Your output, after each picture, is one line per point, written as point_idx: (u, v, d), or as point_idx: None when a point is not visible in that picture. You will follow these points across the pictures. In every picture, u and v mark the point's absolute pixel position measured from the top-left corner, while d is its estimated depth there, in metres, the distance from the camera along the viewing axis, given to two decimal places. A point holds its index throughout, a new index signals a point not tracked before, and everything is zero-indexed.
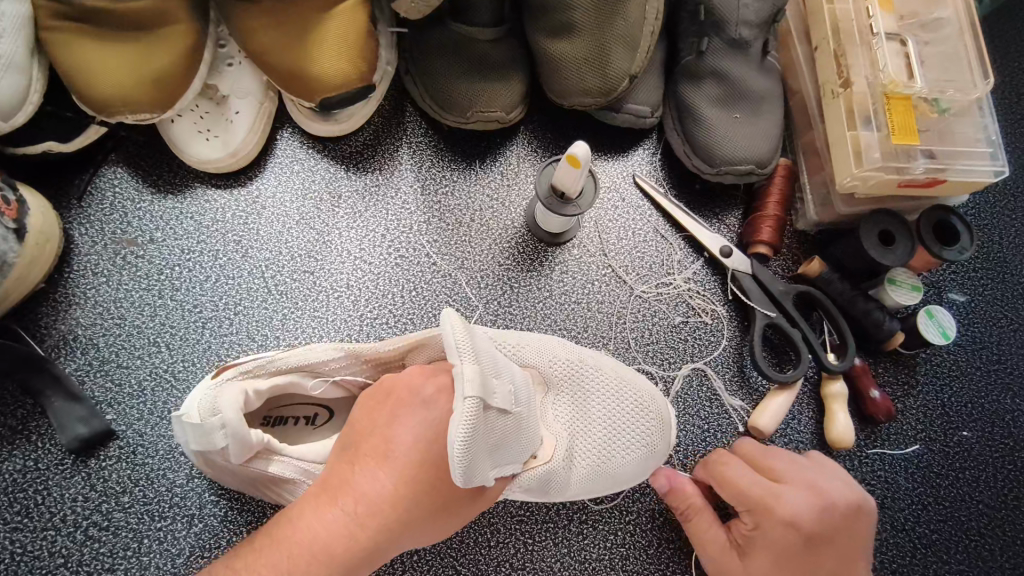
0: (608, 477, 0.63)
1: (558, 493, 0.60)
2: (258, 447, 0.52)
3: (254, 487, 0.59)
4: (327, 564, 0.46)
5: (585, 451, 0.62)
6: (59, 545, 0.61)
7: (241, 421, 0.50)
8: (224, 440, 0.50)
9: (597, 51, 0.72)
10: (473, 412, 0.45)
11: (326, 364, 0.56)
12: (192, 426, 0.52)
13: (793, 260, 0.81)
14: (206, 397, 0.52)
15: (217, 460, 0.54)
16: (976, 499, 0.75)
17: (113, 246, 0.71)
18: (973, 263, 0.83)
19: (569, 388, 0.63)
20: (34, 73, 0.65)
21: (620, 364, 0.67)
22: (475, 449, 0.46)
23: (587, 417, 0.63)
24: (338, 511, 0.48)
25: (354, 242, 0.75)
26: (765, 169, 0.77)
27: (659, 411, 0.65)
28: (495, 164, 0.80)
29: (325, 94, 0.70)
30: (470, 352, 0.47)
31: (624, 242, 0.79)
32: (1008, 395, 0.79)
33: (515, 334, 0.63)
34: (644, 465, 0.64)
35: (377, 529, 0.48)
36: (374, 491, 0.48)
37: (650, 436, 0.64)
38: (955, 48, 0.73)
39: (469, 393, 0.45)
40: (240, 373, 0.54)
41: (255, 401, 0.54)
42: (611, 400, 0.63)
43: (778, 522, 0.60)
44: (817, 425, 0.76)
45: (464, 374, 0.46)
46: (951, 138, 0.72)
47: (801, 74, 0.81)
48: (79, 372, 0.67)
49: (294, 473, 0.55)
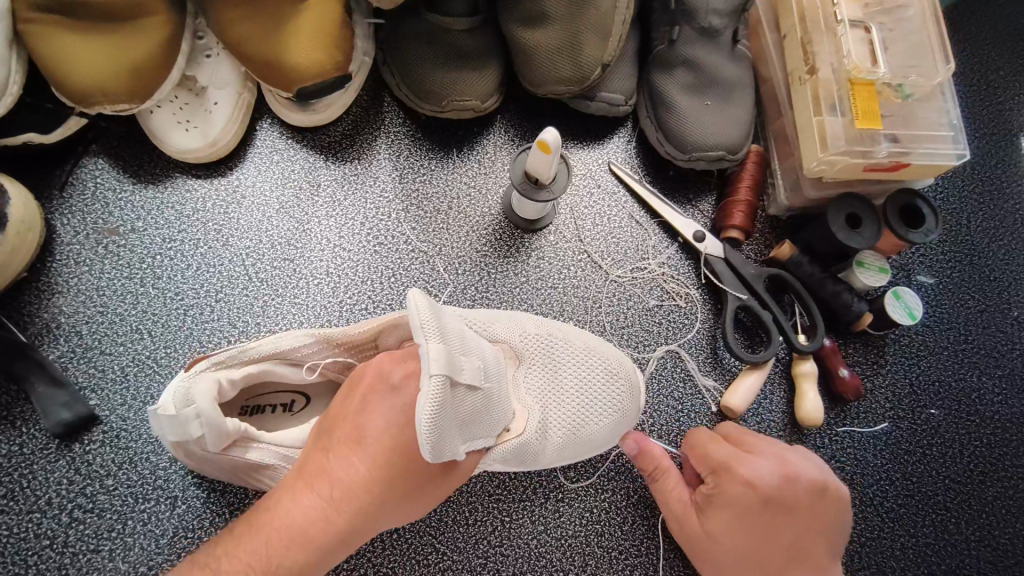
0: (580, 443, 0.65)
1: (534, 462, 0.62)
2: (236, 435, 0.53)
3: (237, 476, 0.61)
4: (304, 547, 0.48)
5: (558, 422, 0.63)
6: (45, 527, 0.63)
7: (216, 409, 0.51)
8: (199, 429, 0.51)
9: (569, 40, 0.74)
10: (440, 390, 0.46)
11: (298, 350, 0.57)
12: (167, 417, 0.53)
13: (764, 245, 0.83)
14: (179, 388, 0.53)
15: (195, 449, 0.56)
16: (942, 475, 0.77)
17: (96, 235, 0.72)
18: (941, 246, 0.85)
19: (539, 358, 0.64)
20: (13, 65, 0.66)
21: (589, 336, 0.69)
22: (443, 425, 0.47)
23: (560, 389, 0.64)
24: (314, 497, 0.49)
25: (333, 230, 0.76)
26: (736, 155, 0.79)
27: (627, 377, 0.67)
28: (472, 152, 0.81)
29: (301, 83, 0.71)
30: (434, 332, 0.48)
31: (599, 228, 0.81)
32: (975, 374, 0.81)
33: (486, 314, 0.65)
34: (615, 430, 0.66)
35: (351, 514, 0.49)
36: (348, 476, 0.50)
37: (621, 401, 0.66)
38: (919, 34, 0.75)
39: (435, 371, 0.46)
40: (213, 364, 0.54)
41: (229, 390, 0.55)
42: (581, 368, 0.65)
43: (739, 485, 0.61)
44: (788, 405, 0.77)
45: (429, 353, 0.47)
46: (914, 123, 0.74)
47: (771, 62, 0.83)
48: (63, 359, 0.68)
49: (274, 459, 0.57)
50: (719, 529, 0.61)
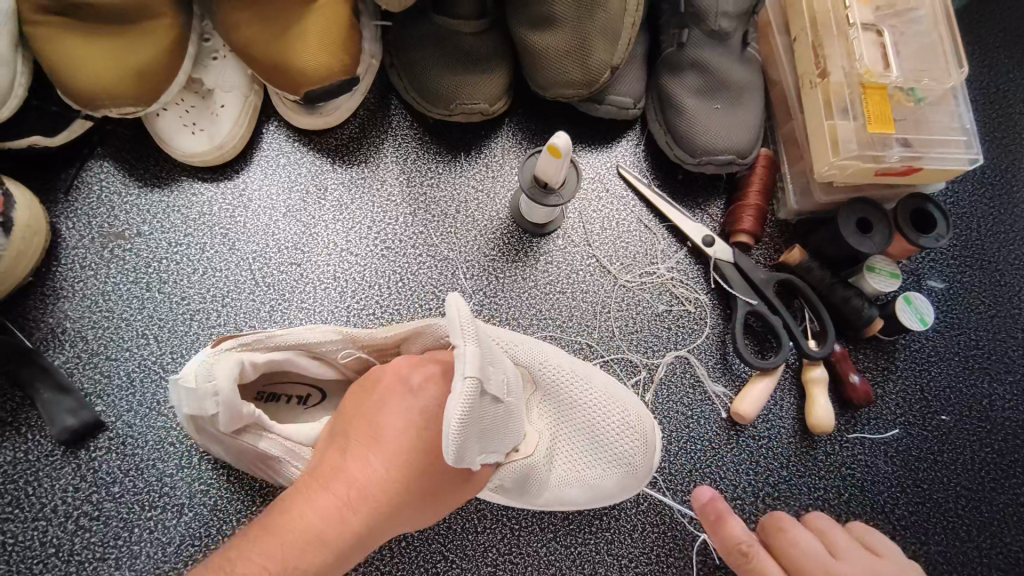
0: (582, 485, 0.66)
1: (534, 495, 0.65)
2: (248, 420, 0.53)
3: (248, 463, 0.61)
4: (319, 551, 0.45)
5: (564, 456, 0.66)
6: (50, 534, 0.62)
7: (234, 393, 0.51)
8: (214, 407, 0.51)
9: (578, 43, 0.73)
10: (471, 393, 0.46)
11: (324, 346, 0.57)
12: (185, 390, 0.53)
13: (773, 249, 0.82)
14: (201, 363, 0.52)
15: (209, 427, 0.56)
16: (953, 482, 0.77)
17: (101, 239, 0.71)
18: (951, 251, 0.84)
19: (555, 389, 0.64)
20: (18, 68, 0.65)
21: (613, 382, 0.67)
22: (468, 430, 0.46)
23: (570, 424, 0.65)
24: (329, 496, 0.47)
25: (340, 234, 0.76)
26: (745, 159, 0.78)
27: (647, 436, 0.64)
28: (480, 156, 0.80)
29: (308, 86, 0.71)
30: (473, 336, 0.48)
31: (608, 232, 0.80)
32: (985, 380, 0.80)
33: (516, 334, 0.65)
34: (619, 481, 0.65)
35: (368, 516, 0.48)
36: (366, 476, 0.49)
37: (629, 457, 0.64)
38: (931, 37, 0.74)
39: (468, 373, 0.46)
40: (238, 345, 0.54)
41: (250, 372, 0.55)
42: (593, 411, 0.63)
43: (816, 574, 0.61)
44: (798, 411, 0.77)
45: (466, 357, 0.46)
46: (926, 127, 0.73)
47: (781, 65, 0.82)
48: (68, 364, 0.67)
49: (278, 451, 0.56)
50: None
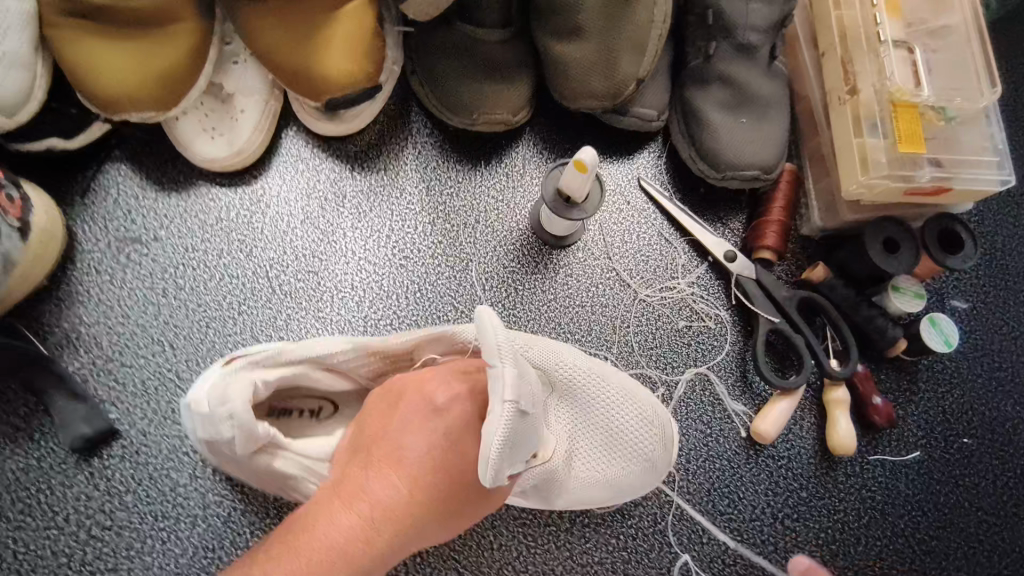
0: (603, 484, 0.64)
1: (554, 497, 0.63)
2: (265, 440, 0.52)
3: (267, 483, 0.59)
4: (343, 572, 0.45)
5: (583, 457, 0.64)
6: (62, 544, 0.61)
7: (250, 417, 0.50)
8: (230, 431, 0.51)
9: (605, 54, 0.72)
10: (510, 416, 0.45)
11: (336, 356, 0.56)
12: (199, 415, 0.52)
13: (796, 266, 0.81)
14: (214, 385, 0.52)
15: (223, 450, 0.55)
16: (975, 506, 0.75)
17: (117, 244, 0.71)
18: (976, 270, 0.83)
19: (569, 387, 0.63)
20: (38, 70, 0.64)
21: (628, 378, 0.66)
22: (508, 448, 0.46)
23: (591, 421, 0.63)
24: (355, 517, 0.47)
25: (359, 242, 0.75)
26: (771, 174, 0.77)
27: (665, 429, 0.65)
28: (500, 165, 0.79)
29: (331, 93, 0.70)
30: (509, 355, 0.47)
31: (628, 245, 0.79)
32: (1009, 403, 0.79)
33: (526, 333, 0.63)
34: (643, 476, 0.64)
35: (391, 537, 0.47)
36: (389, 497, 0.48)
37: (651, 449, 0.63)
38: (962, 55, 0.73)
39: (507, 396, 0.46)
40: (251, 364, 0.53)
41: (263, 390, 0.54)
42: (613, 403, 0.63)
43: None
44: (819, 431, 0.76)
45: (504, 377, 0.46)
46: (957, 147, 0.72)
47: (808, 80, 0.81)
48: (82, 371, 0.66)
49: (297, 469, 0.55)
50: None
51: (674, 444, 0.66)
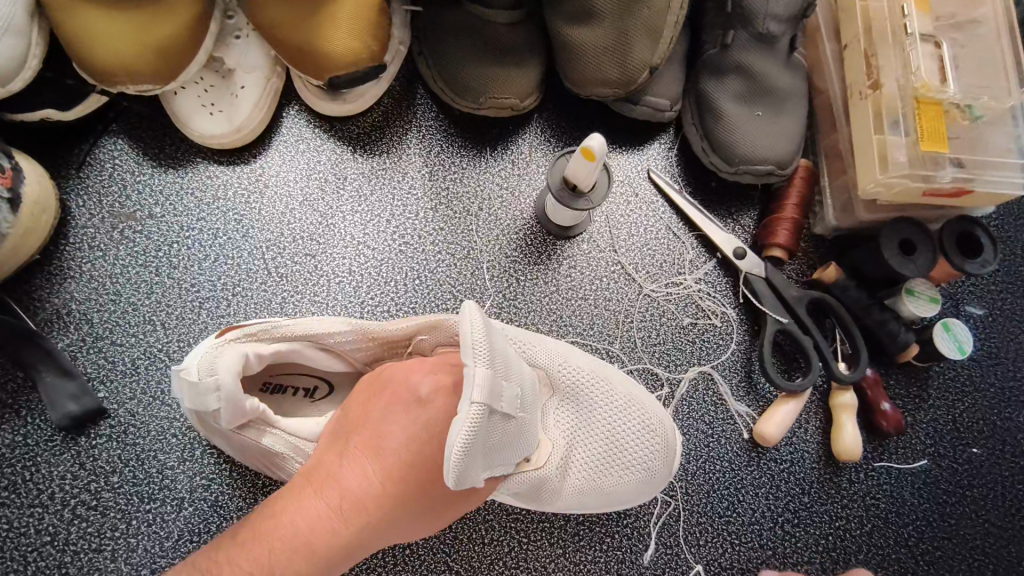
0: (599, 494, 0.62)
1: (546, 501, 0.61)
2: (252, 415, 0.51)
3: (254, 460, 0.58)
4: (308, 559, 0.46)
5: (581, 463, 0.61)
6: (46, 522, 0.60)
7: (238, 387, 0.49)
8: (216, 403, 0.49)
9: (618, 39, 0.69)
10: (477, 417, 0.43)
11: (332, 337, 0.55)
12: (187, 383, 0.51)
13: (807, 266, 0.78)
14: (205, 355, 0.51)
15: (211, 422, 0.54)
16: (982, 518, 0.73)
17: (112, 220, 0.69)
18: (993, 276, 0.81)
19: (573, 394, 0.62)
20: (32, 37, 0.62)
21: (631, 383, 0.65)
22: (472, 454, 0.44)
23: (589, 429, 0.61)
24: (322, 505, 0.47)
25: (358, 226, 0.73)
26: (785, 170, 0.74)
27: (665, 436, 0.63)
28: (506, 152, 0.77)
29: (335, 71, 0.68)
30: (484, 355, 0.45)
31: (635, 238, 0.77)
32: (1022, 414, 0.77)
33: (532, 333, 0.63)
34: (641, 487, 0.62)
35: (359, 528, 0.47)
36: (359, 489, 0.47)
37: (652, 460, 0.62)
38: (991, 52, 0.70)
39: (476, 398, 0.44)
40: (245, 337, 0.52)
41: (255, 364, 0.53)
42: (615, 414, 0.61)
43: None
44: (824, 436, 0.74)
45: (474, 378, 0.44)
46: (982, 147, 0.69)
47: (828, 74, 0.78)
48: (72, 348, 0.65)
49: (284, 448, 0.54)
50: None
51: (676, 455, 0.64)
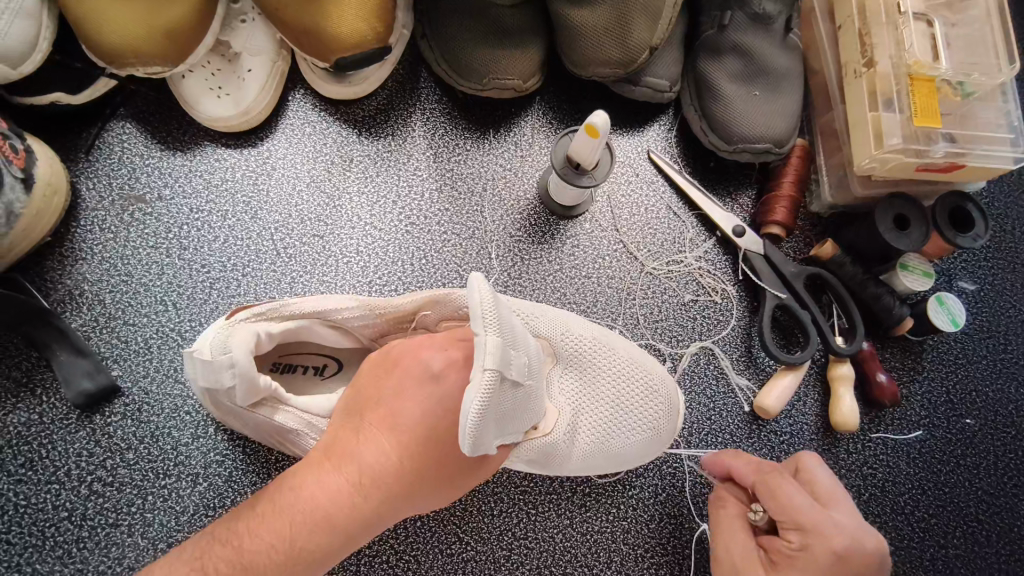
0: (606, 459, 0.64)
1: (554, 468, 0.63)
2: (266, 393, 0.52)
3: (267, 436, 0.59)
4: (328, 531, 0.47)
5: (588, 429, 0.63)
6: (63, 498, 0.61)
7: (251, 366, 0.50)
8: (231, 379, 0.50)
9: (618, 19, 0.71)
10: (490, 384, 0.44)
11: (340, 312, 0.56)
12: (200, 363, 0.52)
13: (804, 243, 0.80)
14: (217, 336, 0.51)
15: (224, 401, 0.55)
16: (975, 486, 0.75)
17: (121, 202, 0.70)
18: (984, 252, 0.83)
19: (578, 364, 0.63)
20: (43, 20, 0.63)
21: (638, 351, 0.66)
22: (487, 420, 0.45)
23: (595, 394, 0.63)
24: (340, 479, 0.48)
25: (364, 207, 0.74)
26: (782, 149, 0.76)
27: (669, 397, 0.64)
28: (509, 135, 0.78)
29: (340, 53, 0.69)
30: (494, 325, 0.46)
31: (636, 217, 0.79)
32: (1013, 385, 0.79)
33: (534, 304, 0.64)
34: (645, 448, 0.64)
35: (378, 502, 0.48)
36: (376, 463, 0.48)
37: (657, 420, 0.64)
38: (981, 31, 0.72)
39: (488, 365, 0.45)
40: (253, 316, 0.53)
41: (266, 343, 0.54)
42: (620, 382, 0.63)
43: (830, 551, 0.53)
44: (822, 408, 0.75)
45: (485, 346, 0.45)
46: (972, 123, 0.71)
47: (823, 53, 0.80)
48: (85, 328, 0.66)
49: (297, 424, 0.55)
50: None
51: (679, 414, 0.65)
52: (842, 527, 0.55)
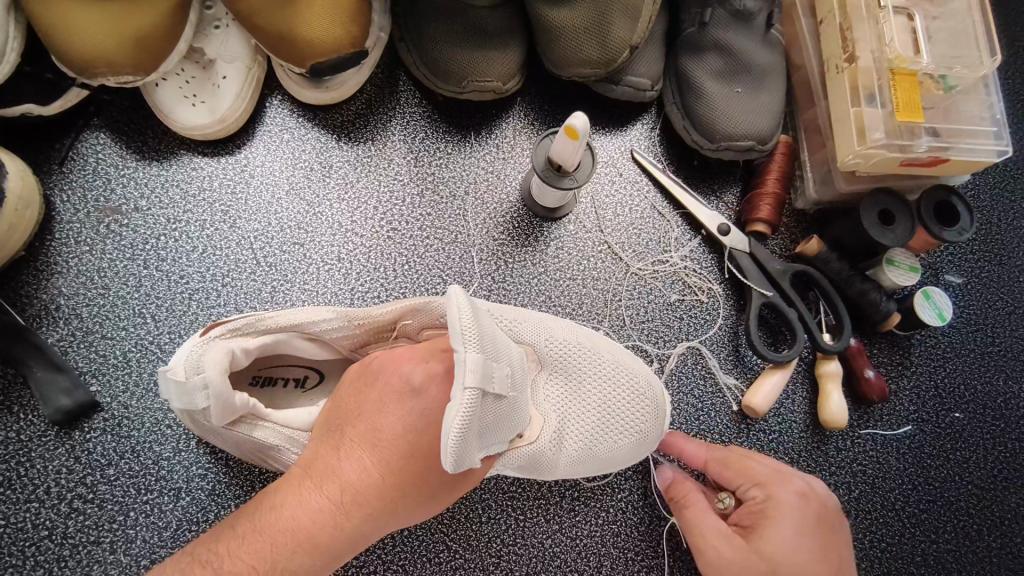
0: (596, 463, 0.63)
1: (543, 474, 0.62)
2: (242, 411, 0.51)
3: (248, 452, 0.59)
4: (310, 551, 0.46)
5: (575, 434, 0.62)
6: (43, 517, 0.60)
7: (225, 385, 0.49)
8: (205, 401, 0.49)
9: (596, 19, 0.70)
10: (471, 401, 0.44)
11: (318, 325, 0.55)
12: (173, 383, 0.51)
13: (790, 240, 0.80)
14: (190, 354, 0.51)
15: (201, 420, 0.54)
16: (965, 479, 0.75)
17: (96, 215, 0.69)
18: (971, 245, 0.82)
19: (563, 370, 0.62)
20: (10, 31, 0.62)
21: (623, 354, 0.65)
22: (469, 436, 0.44)
23: (580, 399, 0.62)
24: (322, 498, 0.47)
25: (345, 213, 0.73)
26: (765, 146, 0.75)
27: (654, 400, 0.63)
28: (491, 137, 0.78)
29: (316, 58, 0.68)
30: (475, 341, 0.45)
31: (620, 218, 0.78)
32: (1001, 378, 0.79)
33: (518, 309, 0.64)
34: (633, 450, 0.63)
35: (360, 521, 0.47)
36: (358, 481, 0.48)
37: (642, 423, 0.62)
38: (963, 23, 0.71)
39: (469, 383, 0.44)
40: (228, 332, 0.52)
41: (242, 359, 0.53)
42: (606, 384, 0.62)
43: (792, 493, 0.58)
44: (811, 406, 0.75)
45: (465, 363, 0.44)
46: (955, 116, 0.71)
47: (805, 48, 0.79)
48: (62, 342, 0.65)
49: (277, 440, 0.54)
50: (782, 551, 0.55)
51: (666, 417, 0.65)
52: (795, 475, 0.61)
